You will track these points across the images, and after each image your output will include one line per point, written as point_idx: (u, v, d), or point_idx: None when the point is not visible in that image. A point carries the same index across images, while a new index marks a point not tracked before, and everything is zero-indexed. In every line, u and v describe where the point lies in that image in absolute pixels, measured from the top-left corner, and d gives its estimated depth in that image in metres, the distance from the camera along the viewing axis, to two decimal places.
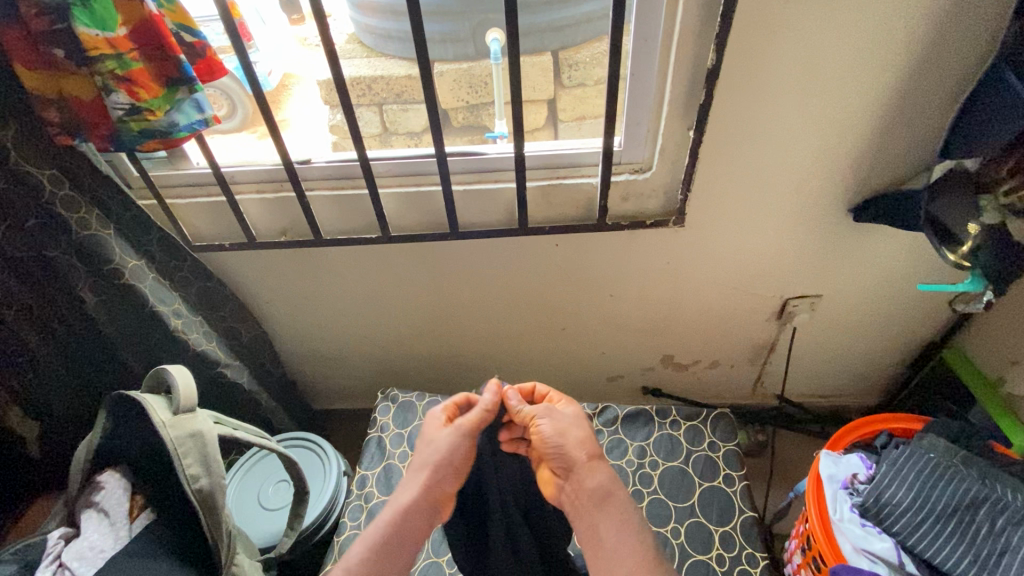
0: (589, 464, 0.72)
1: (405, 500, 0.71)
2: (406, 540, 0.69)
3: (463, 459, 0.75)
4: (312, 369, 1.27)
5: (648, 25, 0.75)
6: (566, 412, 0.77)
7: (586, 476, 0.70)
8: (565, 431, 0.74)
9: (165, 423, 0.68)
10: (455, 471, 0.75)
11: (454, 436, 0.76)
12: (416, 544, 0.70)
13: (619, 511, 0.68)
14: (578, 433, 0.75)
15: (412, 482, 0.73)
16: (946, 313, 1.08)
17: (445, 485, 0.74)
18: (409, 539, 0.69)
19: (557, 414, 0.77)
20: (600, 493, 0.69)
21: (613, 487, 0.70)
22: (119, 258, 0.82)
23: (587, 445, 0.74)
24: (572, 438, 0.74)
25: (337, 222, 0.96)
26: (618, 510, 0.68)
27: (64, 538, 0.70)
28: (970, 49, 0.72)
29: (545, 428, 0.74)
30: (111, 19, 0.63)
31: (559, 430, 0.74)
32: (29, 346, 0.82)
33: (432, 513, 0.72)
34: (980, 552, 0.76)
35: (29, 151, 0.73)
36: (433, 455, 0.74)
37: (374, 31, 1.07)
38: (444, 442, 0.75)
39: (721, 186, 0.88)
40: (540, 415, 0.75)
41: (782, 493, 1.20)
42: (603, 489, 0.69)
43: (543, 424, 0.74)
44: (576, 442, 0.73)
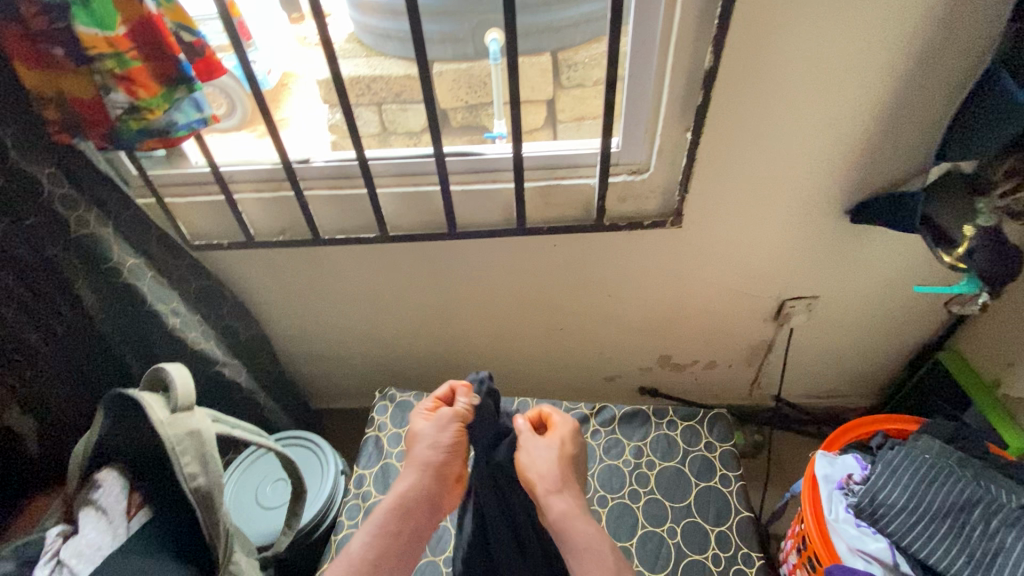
0: (546, 500, 0.69)
1: (406, 486, 0.70)
2: (409, 528, 0.68)
3: (457, 443, 0.74)
4: (310, 368, 1.27)
5: (647, 26, 0.75)
6: (545, 442, 0.75)
7: (546, 509, 0.68)
8: (535, 464, 0.72)
9: (163, 421, 0.68)
10: (452, 453, 0.74)
11: (442, 422, 0.75)
12: (419, 532, 0.69)
13: (575, 545, 0.65)
14: (550, 463, 0.72)
15: (409, 469, 0.72)
16: (942, 315, 1.09)
17: (444, 470, 0.73)
18: (411, 527, 0.68)
19: (536, 444, 0.75)
20: (557, 528, 0.67)
21: (570, 520, 0.67)
22: (118, 257, 0.83)
23: (550, 478, 0.70)
24: (539, 472, 0.71)
25: (335, 221, 0.97)
26: (579, 545, 0.64)
27: (63, 535, 0.70)
28: (967, 52, 0.72)
29: (522, 460, 0.74)
30: (109, 18, 0.63)
31: (531, 461, 0.73)
32: (27, 343, 0.81)
33: (436, 498, 0.72)
34: (975, 552, 0.77)
35: (28, 148, 0.73)
36: (424, 442, 0.74)
37: (373, 30, 1.07)
38: (432, 428, 0.75)
39: (719, 187, 0.88)
40: (519, 448, 0.75)
41: (778, 493, 1.21)
42: (562, 522, 0.67)
43: (520, 457, 0.74)
44: (540, 476, 0.71)
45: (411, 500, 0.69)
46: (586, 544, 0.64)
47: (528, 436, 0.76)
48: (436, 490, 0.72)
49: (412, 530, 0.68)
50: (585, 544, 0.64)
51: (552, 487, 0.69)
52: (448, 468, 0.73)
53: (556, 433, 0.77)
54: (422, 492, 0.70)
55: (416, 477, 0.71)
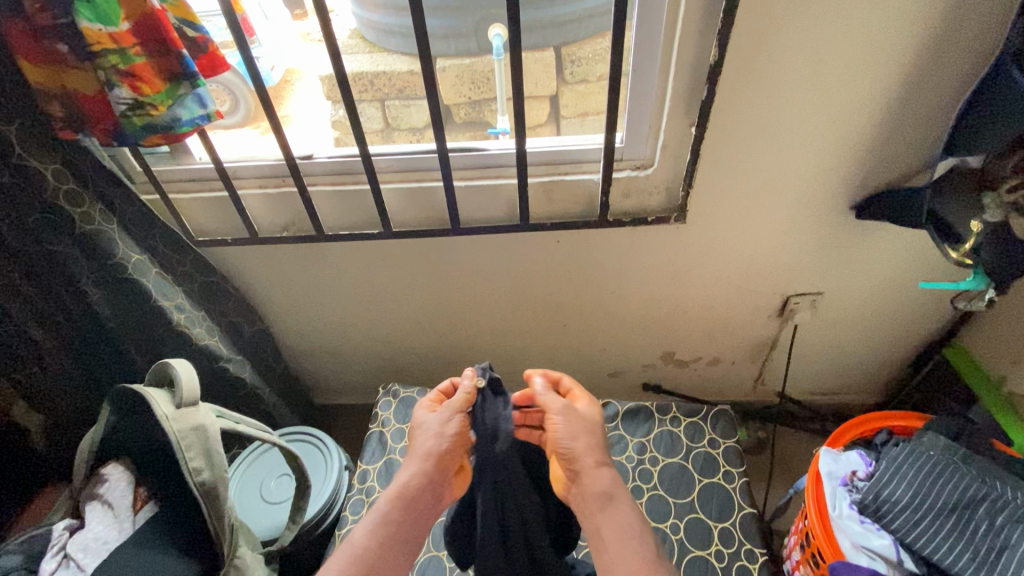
0: (593, 470, 0.67)
1: (407, 476, 0.68)
2: (413, 520, 0.67)
3: (460, 434, 0.72)
4: (313, 364, 1.28)
5: (650, 20, 0.74)
6: (582, 414, 0.73)
7: (591, 479, 0.66)
8: (575, 433, 0.70)
9: (168, 416, 0.69)
10: (456, 444, 0.71)
11: (445, 413, 0.73)
12: (423, 524, 0.68)
13: (621, 520, 0.63)
14: (588, 435, 0.70)
15: (411, 461, 0.70)
16: (948, 312, 1.08)
17: (447, 461, 0.70)
18: (413, 518, 0.66)
19: (571, 413, 0.72)
20: (601, 498, 0.64)
21: (616, 493, 0.65)
22: (122, 252, 0.83)
23: (595, 450, 0.69)
24: (583, 442, 0.69)
25: (339, 218, 0.97)
26: (623, 515, 0.63)
27: (69, 530, 0.71)
28: (974, 47, 0.72)
29: (557, 426, 0.70)
30: (113, 14, 0.63)
31: (571, 429, 0.70)
32: (33, 338, 0.82)
33: (439, 489, 0.69)
34: (980, 549, 0.76)
35: (32, 144, 0.73)
36: (427, 433, 0.72)
37: (376, 26, 1.07)
38: (435, 419, 0.73)
39: (723, 182, 0.88)
40: (551, 412, 0.71)
41: (781, 490, 1.21)
42: (608, 493, 0.65)
43: (557, 422, 0.70)
44: (582, 447, 0.69)
45: (412, 490, 0.67)
46: (631, 521, 0.63)
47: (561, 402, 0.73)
48: (439, 483, 0.69)
49: (413, 520, 0.67)
50: (628, 519, 0.63)
51: (596, 461, 0.68)
52: (451, 459, 0.70)
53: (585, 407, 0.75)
54: (422, 483, 0.68)
55: (419, 468, 0.68)
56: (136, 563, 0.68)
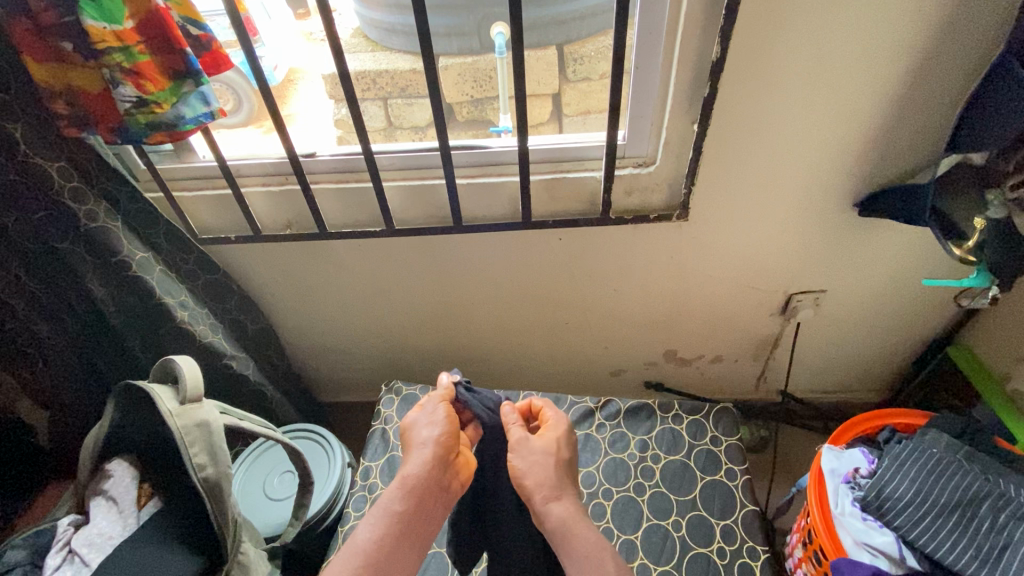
0: (545, 507, 0.66)
1: (411, 465, 0.67)
2: (422, 506, 0.65)
3: (452, 422, 0.73)
4: (317, 361, 1.28)
5: (654, 17, 0.74)
6: (540, 443, 0.72)
7: (545, 517, 0.65)
8: (530, 469, 0.69)
9: (172, 412, 0.69)
10: (451, 433, 0.72)
11: (434, 409, 0.74)
12: (430, 513, 0.65)
13: (579, 552, 0.61)
14: (544, 468, 0.69)
15: (411, 453, 0.69)
16: (951, 310, 1.08)
17: (447, 448, 0.70)
18: (421, 507, 0.65)
19: (530, 446, 0.72)
20: (558, 534, 0.64)
21: (571, 527, 0.63)
22: (127, 250, 0.83)
23: (546, 484, 0.67)
24: (535, 478, 0.68)
25: (342, 215, 0.97)
26: (579, 546, 0.61)
27: (74, 525, 0.72)
28: (978, 43, 0.72)
29: (515, 465, 0.71)
30: (117, 11, 0.64)
31: (525, 467, 0.69)
32: (37, 335, 0.84)
33: (444, 475, 0.68)
34: (982, 547, 0.76)
35: (38, 142, 0.73)
36: (420, 427, 0.72)
37: (379, 25, 1.07)
38: (426, 414, 0.74)
39: (726, 179, 0.88)
40: (509, 450, 0.72)
41: (784, 488, 1.20)
42: (561, 528, 0.64)
43: (514, 461, 0.71)
44: (535, 482, 0.68)
45: (417, 478, 0.66)
46: (587, 552, 0.61)
47: (519, 437, 0.73)
48: (445, 467, 0.68)
49: (421, 507, 0.65)
50: (588, 550, 0.61)
51: (548, 495, 0.67)
52: (451, 445, 0.71)
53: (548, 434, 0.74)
54: (427, 472, 0.66)
55: (419, 456, 0.68)
56: (137, 563, 0.68)
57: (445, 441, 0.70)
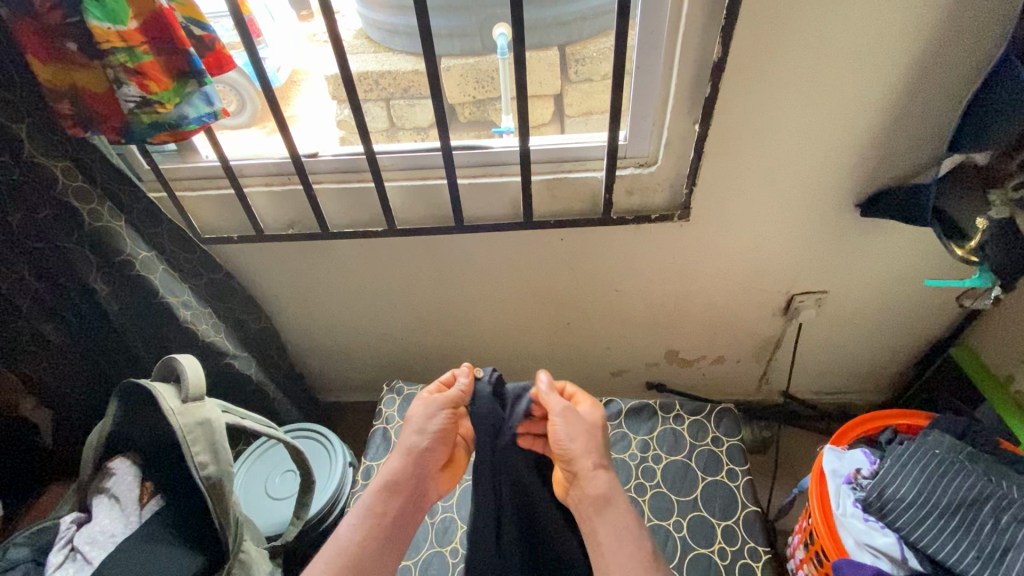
0: (590, 474, 0.69)
1: (393, 470, 0.72)
2: (396, 514, 0.70)
3: (449, 422, 0.75)
4: (319, 361, 1.29)
5: (654, 18, 0.75)
6: (579, 415, 0.74)
7: (588, 484, 0.69)
8: (574, 437, 0.72)
9: (175, 410, 0.69)
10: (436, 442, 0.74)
11: (433, 406, 0.76)
12: (404, 522, 0.71)
13: (617, 521, 0.66)
14: (581, 439, 0.72)
15: (394, 455, 0.74)
16: (954, 311, 1.07)
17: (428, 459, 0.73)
18: (397, 519, 0.70)
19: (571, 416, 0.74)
20: (600, 502, 0.67)
21: (612, 496, 0.68)
22: (130, 249, 0.83)
23: (590, 454, 0.71)
24: (579, 444, 0.71)
25: (344, 215, 0.97)
26: (616, 518, 0.66)
27: (76, 522, 0.73)
28: (979, 44, 0.72)
29: (558, 430, 0.72)
30: (121, 12, 0.64)
31: (569, 433, 0.72)
32: (42, 334, 0.84)
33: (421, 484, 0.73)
34: (985, 549, 0.75)
35: (40, 142, 0.74)
36: (413, 427, 0.74)
37: (381, 26, 1.08)
38: (423, 413, 0.75)
39: (727, 180, 0.88)
40: (555, 416, 0.73)
41: (786, 490, 1.20)
42: (604, 498, 0.68)
43: (557, 425, 0.73)
44: (580, 449, 0.71)
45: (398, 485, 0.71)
46: (621, 522, 0.66)
47: (564, 404, 0.75)
48: (420, 478, 0.73)
49: (402, 512, 0.70)
50: (624, 521, 0.66)
51: (590, 463, 0.70)
52: (434, 454, 0.74)
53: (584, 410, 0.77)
54: (407, 477, 0.71)
55: (403, 464, 0.72)
56: (140, 563, 0.68)
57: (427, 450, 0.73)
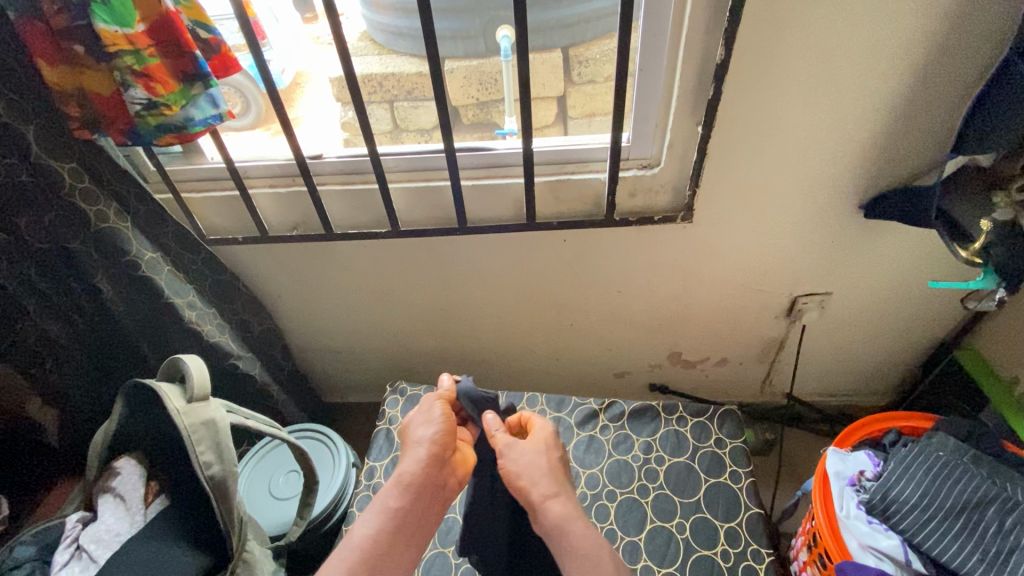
0: (543, 505, 0.68)
1: (410, 464, 0.70)
2: (415, 505, 0.67)
3: (447, 419, 0.77)
4: (323, 362, 1.29)
5: (657, 20, 0.75)
6: (529, 447, 0.75)
7: (543, 515, 0.67)
8: (525, 470, 0.72)
9: (180, 410, 0.70)
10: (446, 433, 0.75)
11: (427, 406, 0.81)
12: (422, 517, 0.68)
13: (574, 547, 0.63)
14: (536, 466, 0.72)
15: (408, 451, 0.73)
16: (959, 313, 1.07)
17: (443, 448, 0.73)
18: (414, 511, 0.67)
19: (519, 448, 0.75)
20: (554, 533, 0.65)
21: (567, 523, 0.65)
22: (136, 250, 0.84)
23: (543, 485, 0.70)
24: (529, 476, 0.71)
25: (348, 217, 0.98)
26: (574, 543, 0.63)
27: (82, 522, 0.74)
28: (984, 44, 0.72)
29: (510, 467, 0.73)
30: (129, 16, 0.65)
31: (520, 467, 0.72)
32: (49, 335, 0.84)
33: (439, 475, 0.71)
34: (989, 551, 0.75)
35: (50, 144, 0.74)
36: (418, 425, 0.77)
37: (386, 28, 1.08)
38: (419, 413, 0.80)
39: (730, 181, 0.88)
40: (501, 454, 0.74)
41: (790, 492, 1.20)
42: (559, 525, 0.65)
43: (507, 463, 0.73)
44: (534, 481, 0.71)
45: (416, 478, 0.69)
46: (582, 547, 0.63)
47: (507, 441, 0.76)
48: (439, 468, 0.71)
49: (420, 504, 0.68)
50: (584, 546, 0.63)
51: (545, 492, 0.69)
52: (446, 446, 0.74)
53: (537, 438, 0.78)
54: (422, 470, 0.70)
55: (416, 455, 0.71)
56: (145, 563, 0.68)
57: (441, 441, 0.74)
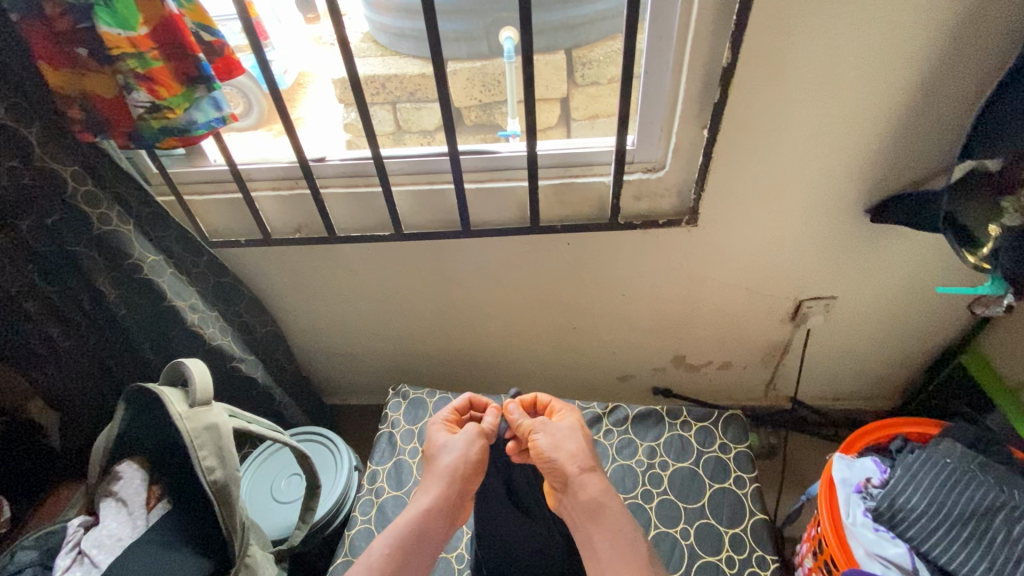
0: (580, 479, 0.71)
1: (425, 498, 0.72)
2: (429, 538, 0.70)
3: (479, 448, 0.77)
4: (325, 365, 1.28)
5: (663, 23, 0.74)
6: (563, 424, 0.78)
7: (579, 490, 0.70)
8: (560, 444, 0.75)
9: (182, 415, 0.69)
10: (472, 472, 0.76)
11: (469, 435, 0.78)
12: (433, 549, 0.71)
13: (611, 525, 0.68)
14: (571, 443, 0.75)
15: (432, 479, 0.74)
16: (966, 316, 1.06)
17: (465, 485, 0.75)
18: (426, 546, 0.70)
19: (552, 426, 0.78)
20: (593, 507, 0.69)
21: (605, 500, 0.70)
22: (138, 253, 0.83)
23: (579, 458, 0.73)
24: (566, 451, 0.74)
25: (351, 220, 0.97)
26: (607, 524, 0.68)
27: (83, 526, 0.73)
28: (992, 49, 0.71)
29: (540, 443, 0.74)
30: (132, 19, 0.64)
31: (555, 442, 0.75)
32: (50, 337, 0.85)
33: (451, 514, 0.74)
34: (997, 559, 0.75)
35: (54, 147, 0.74)
36: (448, 455, 0.76)
37: (388, 29, 1.08)
38: (459, 440, 0.77)
39: (735, 185, 0.87)
40: (536, 430, 0.76)
41: (793, 497, 1.20)
42: (596, 502, 0.69)
43: (540, 438, 0.75)
44: (569, 455, 0.73)
45: (431, 514, 0.71)
46: (618, 528, 0.68)
47: (543, 420, 0.79)
48: (455, 504, 0.74)
49: (428, 543, 0.70)
50: (620, 525, 0.68)
51: (581, 466, 0.72)
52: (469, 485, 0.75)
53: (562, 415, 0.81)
54: (443, 504, 0.72)
55: (437, 492, 0.73)
56: (148, 562, 0.68)
57: (465, 476, 0.75)
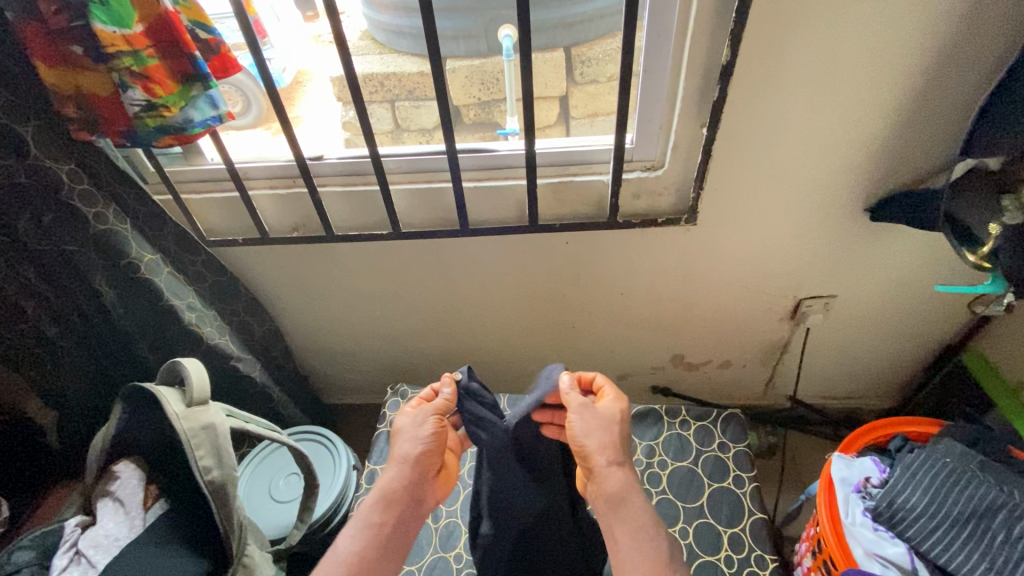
0: (606, 470, 0.66)
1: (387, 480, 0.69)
2: (400, 519, 0.67)
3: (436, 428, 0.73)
4: (324, 363, 1.28)
5: (662, 21, 0.74)
6: (599, 410, 0.71)
7: (603, 480, 0.66)
8: (592, 431, 0.69)
9: (179, 415, 0.69)
10: (432, 449, 0.72)
11: (421, 415, 0.74)
12: (408, 529, 0.68)
13: (633, 520, 0.63)
14: (603, 432, 0.69)
15: (389, 465, 0.71)
16: (965, 315, 1.06)
17: (427, 463, 0.71)
18: (397, 528, 0.67)
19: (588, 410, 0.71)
20: (616, 499, 0.65)
21: (629, 495, 0.65)
22: (135, 252, 0.84)
23: (610, 450, 0.67)
24: (597, 441, 0.68)
25: (349, 219, 0.97)
26: (631, 519, 0.63)
27: (81, 526, 0.72)
28: (993, 47, 0.71)
29: (573, 426, 0.70)
30: (128, 16, 0.64)
31: (587, 429, 0.69)
32: (47, 335, 0.83)
33: (421, 491, 0.70)
34: (996, 559, 0.75)
35: (46, 143, 0.73)
36: (404, 438, 0.72)
37: (386, 27, 1.08)
38: (411, 423, 0.74)
39: (734, 184, 0.87)
40: (570, 411, 0.70)
41: (793, 495, 1.20)
42: (621, 496, 0.65)
43: (574, 420, 0.70)
44: (598, 445, 0.68)
45: (396, 494, 0.68)
46: (641, 524, 0.63)
47: (580, 399, 0.71)
48: (420, 480, 0.70)
49: (401, 522, 0.67)
50: (643, 521, 0.63)
51: (612, 459, 0.67)
52: (430, 461, 0.72)
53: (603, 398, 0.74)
54: (404, 485, 0.69)
55: (399, 471, 0.69)
56: (146, 564, 0.68)
57: (425, 455, 0.71)
